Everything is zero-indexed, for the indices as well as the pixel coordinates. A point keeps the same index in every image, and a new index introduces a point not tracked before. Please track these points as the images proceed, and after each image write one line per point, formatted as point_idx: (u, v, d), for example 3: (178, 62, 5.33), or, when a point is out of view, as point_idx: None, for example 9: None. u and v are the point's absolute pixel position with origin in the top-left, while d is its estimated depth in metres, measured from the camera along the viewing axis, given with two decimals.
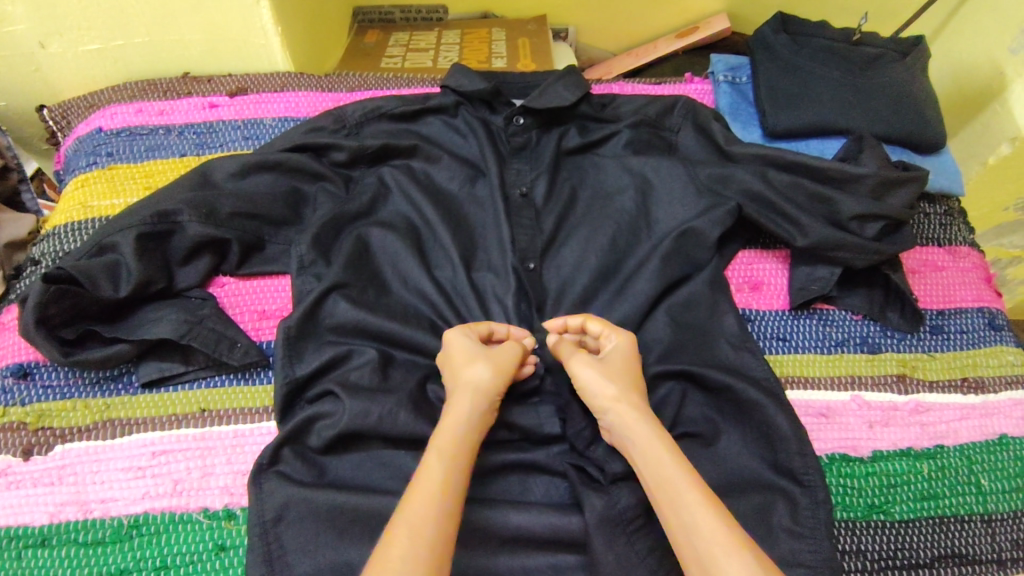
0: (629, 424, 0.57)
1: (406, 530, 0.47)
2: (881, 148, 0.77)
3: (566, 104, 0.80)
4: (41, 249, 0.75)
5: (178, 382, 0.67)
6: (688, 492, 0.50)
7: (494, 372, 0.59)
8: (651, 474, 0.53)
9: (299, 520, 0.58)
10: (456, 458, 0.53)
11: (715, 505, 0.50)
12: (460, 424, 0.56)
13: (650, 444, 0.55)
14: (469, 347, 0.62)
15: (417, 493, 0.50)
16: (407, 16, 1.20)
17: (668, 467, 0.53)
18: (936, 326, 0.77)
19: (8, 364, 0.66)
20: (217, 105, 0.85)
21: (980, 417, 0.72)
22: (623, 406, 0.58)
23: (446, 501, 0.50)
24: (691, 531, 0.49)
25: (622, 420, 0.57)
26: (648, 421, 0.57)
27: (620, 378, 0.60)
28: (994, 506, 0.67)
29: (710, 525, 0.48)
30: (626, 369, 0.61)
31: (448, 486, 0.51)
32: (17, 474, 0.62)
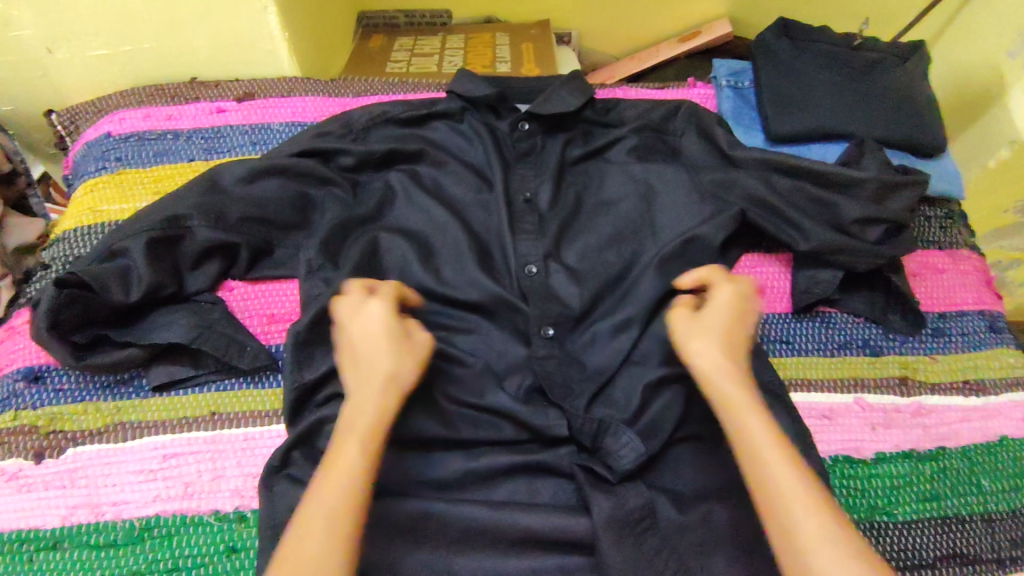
0: (728, 394, 0.55)
1: (319, 529, 0.47)
2: (882, 152, 0.78)
3: (570, 109, 0.81)
4: (51, 254, 0.76)
5: (188, 385, 0.67)
6: (784, 475, 0.49)
7: (396, 362, 0.56)
8: (750, 450, 0.51)
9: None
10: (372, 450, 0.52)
11: (814, 489, 0.48)
12: (377, 411, 0.54)
13: (749, 419, 0.53)
14: (385, 327, 0.58)
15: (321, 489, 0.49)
16: (411, 20, 1.21)
17: (766, 447, 0.51)
18: (938, 329, 0.78)
19: (20, 368, 0.67)
20: (225, 110, 0.85)
21: (981, 419, 0.73)
22: (723, 374, 0.56)
23: (356, 496, 0.49)
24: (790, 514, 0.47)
25: (723, 386, 0.55)
26: (745, 392, 0.54)
27: (728, 339, 0.58)
28: (995, 507, 0.68)
29: (808, 511, 0.47)
30: (729, 324, 0.59)
31: (363, 481, 0.50)
32: (29, 477, 0.62)
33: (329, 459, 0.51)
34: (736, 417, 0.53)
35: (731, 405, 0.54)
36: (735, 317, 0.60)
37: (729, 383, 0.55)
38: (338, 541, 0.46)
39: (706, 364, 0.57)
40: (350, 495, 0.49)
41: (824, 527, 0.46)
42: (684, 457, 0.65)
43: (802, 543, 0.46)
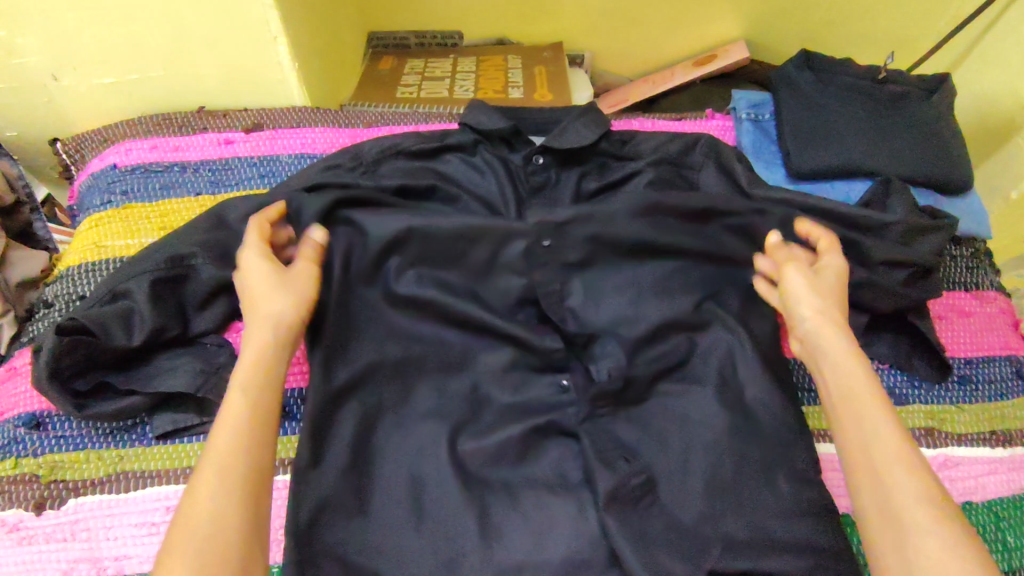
0: (835, 346, 0.55)
1: (210, 488, 0.45)
2: (908, 193, 0.75)
3: (586, 142, 0.79)
4: (54, 291, 0.74)
5: (192, 433, 0.65)
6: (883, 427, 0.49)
7: (291, 304, 0.58)
8: (841, 395, 0.52)
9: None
10: (260, 396, 0.51)
11: (909, 444, 0.48)
12: (257, 356, 0.54)
13: (851, 371, 0.53)
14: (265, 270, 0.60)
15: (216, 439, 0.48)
16: (422, 42, 1.19)
17: (864, 398, 0.51)
18: (963, 376, 0.75)
19: (21, 413, 0.65)
20: (233, 141, 0.83)
21: (1008, 471, 0.70)
22: (830, 333, 0.56)
23: (240, 450, 0.48)
24: (878, 458, 0.48)
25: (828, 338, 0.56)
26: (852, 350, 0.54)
27: (832, 295, 0.59)
28: (1021, 566, 0.66)
29: (898, 459, 0.47)
30: (835, 292, 0.60)
31: (243, 439, 0.48)
32: (29, 529, 0.61)
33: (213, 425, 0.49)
34: (839, 370, 0.54)
35: (834, 356, 0.55)
36: (839, 283, 0.62)
37: (841, 342, 0.55)
38: (231, 492, 0.45)
39: (809, 319, 0.58)
40: (241, 450, 0.48)
41: (914, 472, 0.47)
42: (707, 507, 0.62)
43: (889, 485, 0.47)
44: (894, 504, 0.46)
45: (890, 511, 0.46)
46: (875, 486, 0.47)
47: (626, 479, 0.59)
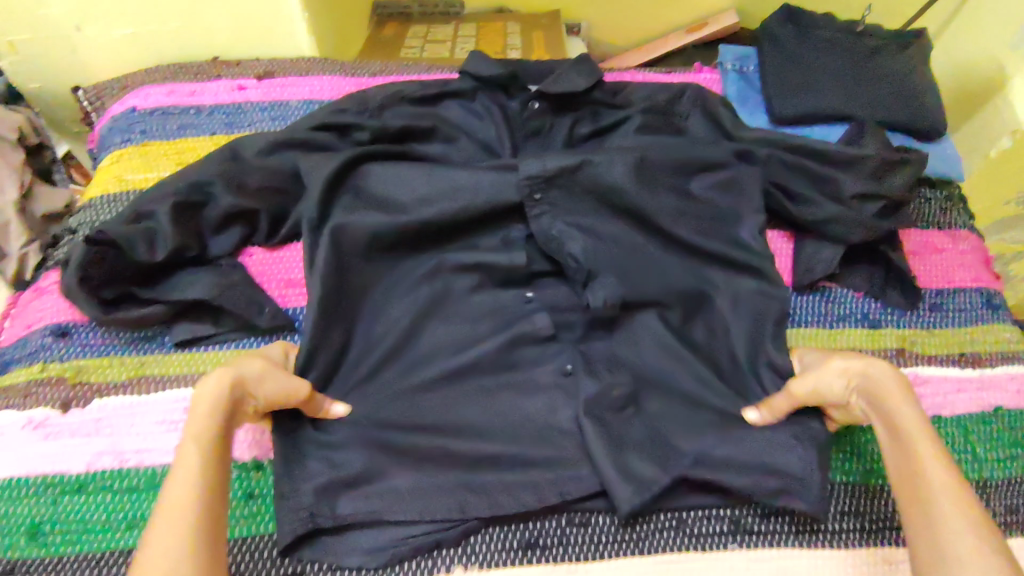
0: (891, 402, 0.57)
1: (163, 537, 0.45)
2: (881, 133, 0.80)
3: (579, 89, 0.84)
4: (78, 220, 0.79)
5: (209, 342, 0.70)
6: (931, 474, 0.51)
7: (262, 366, 0.57)
8: (903, 456, 0.54)
9: (320, 464, 0.62)
10: (211, 449, 0.51)
11: (961, 495, 0.50)
12: (211, 408, 0.52)
13: (906, 426, 0.55)
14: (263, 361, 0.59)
15: (170, 490, 0.48)
16: (424, 10, 1.24)
17: (919, 450, 0.53)
18: (935, 304, 0.80)
19: (50, 324, 0.70)
20: (245, 87, 0.88)
21: (976, 389, 0.74)
22: (881, 374, 0.58)
23: (199, 500, 0.48)
24: (931, 509, 0.50)
25: (887, 397, 0.57)
26: (901, 393, 0.57)
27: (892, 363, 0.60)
28: (987, 473, 0.70)
29: (950, 509, 0.49)
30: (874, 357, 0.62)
31: (205, 486, 0.49)
32: (56, 425, 0.65)
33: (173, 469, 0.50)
34: (895, 426, 0.56)
35: (891, 416, 0.56)
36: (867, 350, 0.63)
37: (896, 400, 0.56)
38: (185, 549, 0.45)
39: (869, 378, 0.59)
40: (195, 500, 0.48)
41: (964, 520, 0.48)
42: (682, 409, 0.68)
43: (942, 531, 0.48)
44: (944, 548, 0.48)
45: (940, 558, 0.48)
46: (926, 532, 0.49)
47: (607, 389, 0.66)
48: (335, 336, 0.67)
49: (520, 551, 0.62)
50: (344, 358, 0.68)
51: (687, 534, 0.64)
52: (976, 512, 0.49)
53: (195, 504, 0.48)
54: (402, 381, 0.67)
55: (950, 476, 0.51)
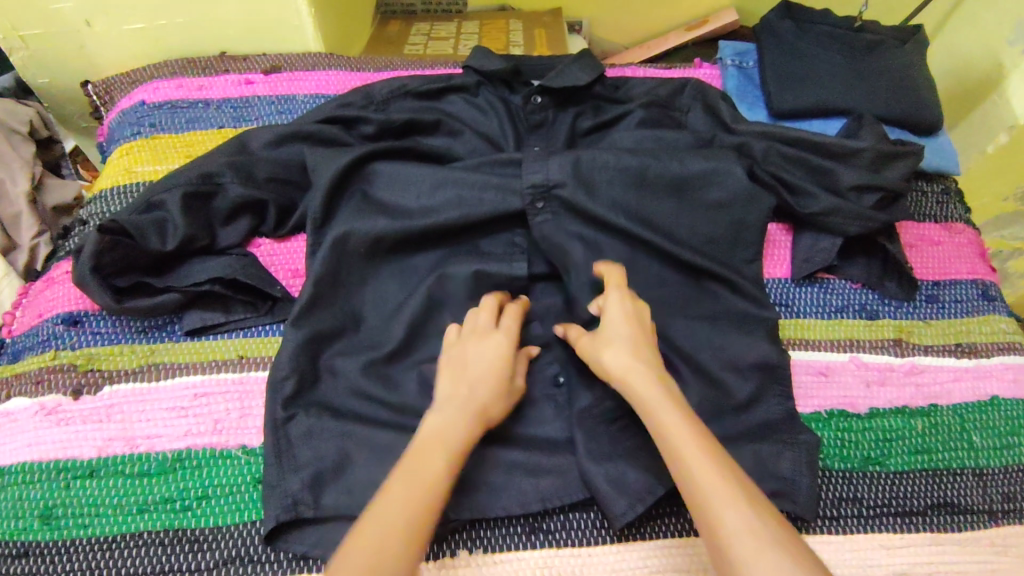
0: (659, 419, 0.53)
1: (394, 513, 0.47)
2: (879, 125, 0.81)
3: (580, 84, 0.85)
4: (88, 211, 0.80)
5: (218, 331, 0.71)
6: (721, 494, 0.47)
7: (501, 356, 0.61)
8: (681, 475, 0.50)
9: (325, 443, 0.63)
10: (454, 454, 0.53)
11: (765, 519, 0.46)
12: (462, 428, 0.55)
13: (683, 445, 0.51)
14: (497, 365, 0.60)
15: (390, 489, 0.49)
16: (428, 8, 1.26)
17: (700, 469, 0.49)
18: (932, 296, 0.81)
19: (59, 313, 0.71)
20: (253, 81, 0.90)
21: (973, 379, 0.76)
22: (647, 390, 0.55)
23: (433, 490, 0.50)
24: (729, 533, 0.45)
25: (660, 412, 0.53)
26: (675, 406, 0.54)
27: (651, 372, 0.57)
28: (984, 461, 0.71)
29: (738, 535, 0.45)
30: (634, 341, 0.59)
31: (440, 478, 0.51)
32: (68, 411, 0.66)
33: (411, 457, 0.52)
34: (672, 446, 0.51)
35: (669, 434, 0.52)
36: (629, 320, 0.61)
37: (670, 416, 0.53)
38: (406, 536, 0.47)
39: (631, 385, 0.56)
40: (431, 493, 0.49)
41: (763, 544, 0.44)
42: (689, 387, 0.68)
43: (739, 557, 0.44)
44: (715, 529, 0.46)
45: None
46: (728, 556, 0.45)
47: (598, 402, 0.64)
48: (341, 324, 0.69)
49: (526, 535, 0.63)
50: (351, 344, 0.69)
51: (689, 520, 0.64)
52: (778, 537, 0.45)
53: (422, 500, 0.49)
54: (408, 366, 0.68)
55: (707, 466, 0.49)
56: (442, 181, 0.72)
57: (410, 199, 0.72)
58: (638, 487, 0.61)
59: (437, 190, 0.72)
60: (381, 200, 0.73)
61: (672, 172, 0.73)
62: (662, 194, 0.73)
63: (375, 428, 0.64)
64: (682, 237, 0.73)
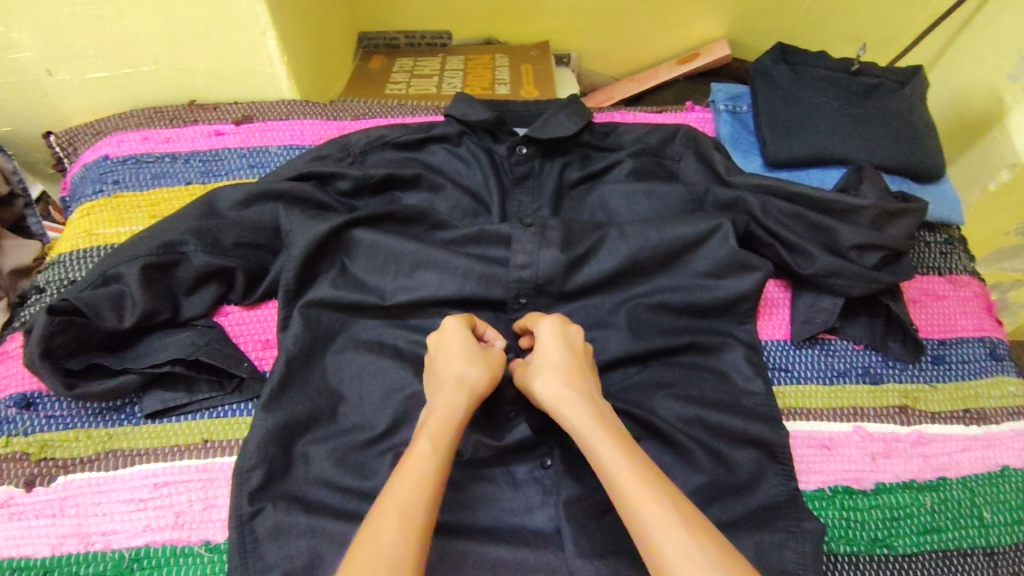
0: (571, 417, 0.55)
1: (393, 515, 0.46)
2: (880, 179, 0.78)
3: (568, 133, 0.81)
4: (46, 277, 0.76)
5: (182, 412, 0.67)
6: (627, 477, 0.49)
7: (462, 327, 0.63)
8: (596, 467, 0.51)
9: (297, 541, 0.58)
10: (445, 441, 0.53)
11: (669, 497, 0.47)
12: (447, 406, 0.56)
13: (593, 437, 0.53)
14: (462, 341, 0.62)
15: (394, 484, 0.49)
16: (411, 41, 1.22)
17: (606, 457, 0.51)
18: (938, 356, 0.77)
19: (12, 394, 0.67)
20: (223, 132, 0.86)
21: (983, 448, 0.72)
22: (576, 415, 0.55)
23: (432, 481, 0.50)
24: (639, 514, 0.47)
25: (571, 414, 0.55)
26: (596, 421, 0.54)
27: (565, 371, 0.59)
28: (996, 538, 0.67)
29: (648, 511, 0.46)
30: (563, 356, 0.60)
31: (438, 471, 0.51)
32: (20, 505, 0.62)
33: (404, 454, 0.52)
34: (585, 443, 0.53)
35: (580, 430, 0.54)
36: (565, 341, 0.61)
37: (581, 412, 0.55)
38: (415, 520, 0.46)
39: (551, 398, 0.57)
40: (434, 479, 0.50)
41: (668, 517, 0.46)
42: (684, 470, 0.65)
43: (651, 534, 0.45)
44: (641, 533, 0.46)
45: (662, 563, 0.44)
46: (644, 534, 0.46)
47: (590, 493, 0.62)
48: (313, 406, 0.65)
49: None
50: (326, 426, 0.65)
51: None
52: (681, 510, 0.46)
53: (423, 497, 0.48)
54: (385, 450, 0.64)
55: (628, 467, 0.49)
56: (422, 262, 0.70)
57: (388, 279, 0.70)
58: None
59: (416, 272, 0.70)
60: (362, 277, 0.71)
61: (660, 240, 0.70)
62: (651, 271, 0.72)
63: (349, 522, 0.59)
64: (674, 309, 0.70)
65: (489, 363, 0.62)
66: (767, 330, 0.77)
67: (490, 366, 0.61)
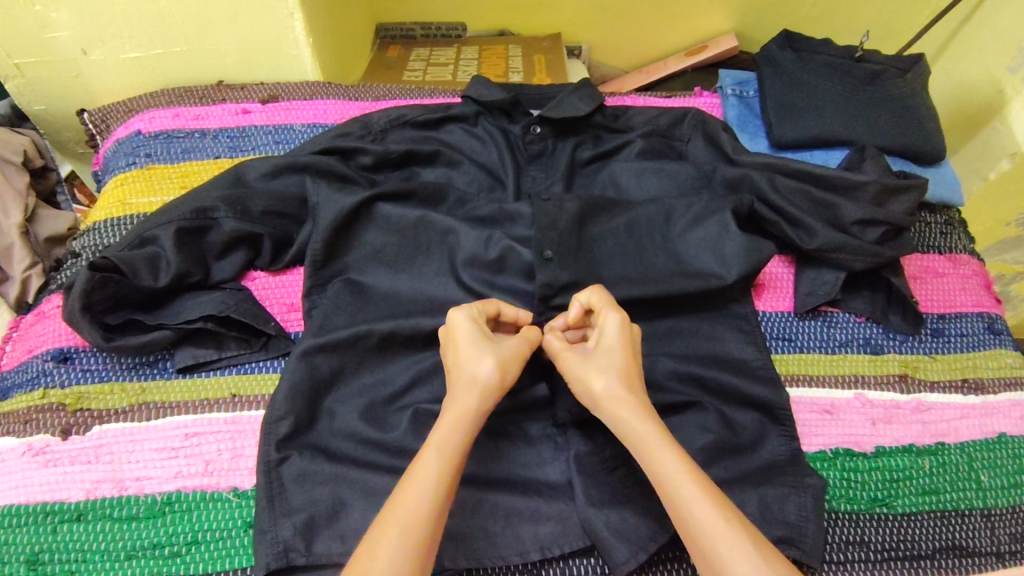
0: (628, 427, 0.56)
1: (393, 530, 0.48)
2: (882, 158, 0.81)
3: (581, 114, 0.84)
4: (82, 243, 0.79)
5: (212, 368, 0.70)
6: (692, 493, 0.51)
7: (474, 320, 0.62)
8: (654, 471, 0.53)
9: (319, 487, 0.61)
10: (452, 457, 0.53)
11: (729, 513, 0.50)
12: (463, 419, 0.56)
13: (657, 448, 0.54)
14: (477, 335, 0.60)
15: (407, 493, 0.51)
16: (427, 33, 1.25)
17: (669, 467, 0.53)
18: (937, 329, 0.80)
19: (50, 349, 0.70)
20: (250, 111, 0.90)
21: (980, 416, 0.74)
22: (636, 420, 0.56)
23: (437, 500, 0.51)
24: (703, 529, 0.49)
25: (630, 421, 0.56)
26: (656, 432, 0.55)
27: (610, 375, 0.58)
28: (993, 501, 0.69)
29: (712, 522, 0.49)
30: (619, 358, 0.60)
31: (443, 489, 0.51)
32: (56, 452, 0.65)
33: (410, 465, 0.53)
34: (643, 448, 0.55)
35: (637, 437, 0.55)
36: (623, 342, 0.60)
37: (637, 420, 0.56)
38: (410, 544, 0.48)
39: (607, 399, 0.57)
40: (434, 496, 0.51)
41: (733, 534, 0.48)
42: (692, 428, 0.66)
43: (718, 550, 0.48)
44: (705, 542, 0.49)
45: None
46: (703, 548, 0.49)
47: (600, 448, 0.65)
48: (336, 365, 0.67)
49: None
50: (347, 385, 0.67)
51: (692, 565, 0.63)
52: (742, 527, 0.49)
53: (427, 516, 0.50)
54: (404, 407, 0.67)
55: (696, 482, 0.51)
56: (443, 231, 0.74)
57: (408, 249, 0.74)
58: (641, 533, 0.60)
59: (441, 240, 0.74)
60: (382, 247, 0.74)
61: (658, 222, 0.76)
62: (660, 244, 0.75)
63: (370, 470, 0.62)
64: (685, 279, 0.73)
65: (507, 363, 0.60)
66: (769, 301, 0.80)
67: (503, 363, 0.59)
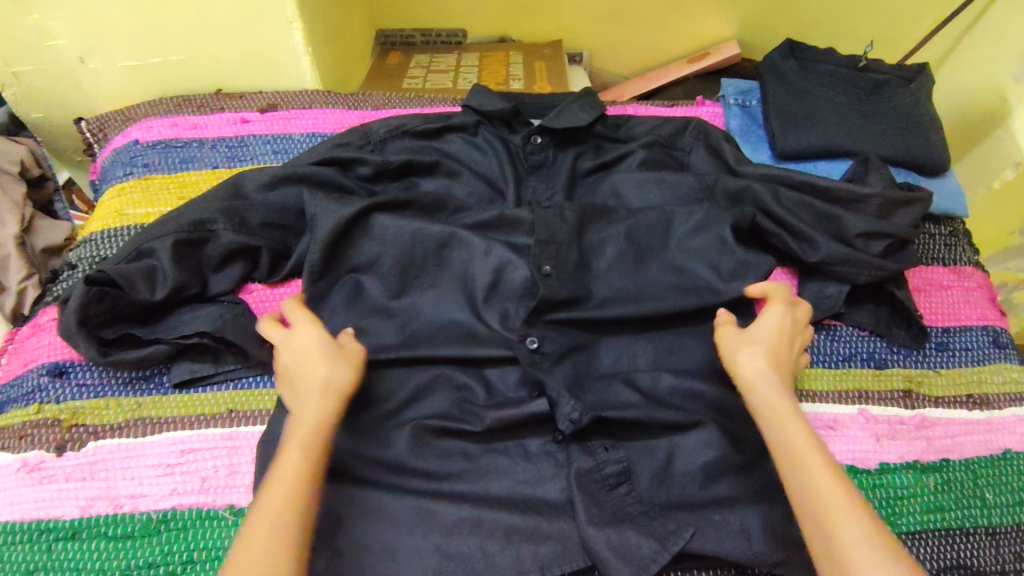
0: (770, 404, 0.56)
1: (261, 529, 0.48)
2: (886, 170, 0.80)
3: (582, 124, 0.83)
4: (78, 255, 0.79)
5: (209, 382, 0.70)
6: (824, 479, 0.50)
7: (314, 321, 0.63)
8: (787, 449, 0.53)
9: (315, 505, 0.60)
10: (311, 453, 0.54)
11: (861, 508, 0.49)
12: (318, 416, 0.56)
13: (794, 431, 0.54)
14: (317, 336, 0.61)
15: (269, 491, 0.51)
16: (427, 39, 1.25)
17: (805, 451, 0.53)
18: (942, 343, 0.79)
19: (45, 363, 0.70)
20: (249, 120, 0.89)
21: (985, 432, 0.73)
22: (778, 401, 0.56)
23: (299, 493, 0.51)
24: (834, 516, 0.49)
25: (769, 399, 0.57)
26: (798, 418, 0.55)
27: (764, 353, 0.60)
28: (999, 519, 0.68)
29: (843, 512, 0.49)
30: (775, 344, 0.61)
31: (306, 484, 0.52)
32: (50, 468, 0.64)
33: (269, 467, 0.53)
34: (780, 424, 0.55)
35: (775, 415, 0.56)
36: (780, 332, 0.62)
37: (781, 401, 0.56)
38: (278, 541, 0.48)
39: (753, 374, 0.59)
40: (295, 492, 0.51)
41: (856, 524, 0.48)
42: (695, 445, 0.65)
43: (835, 530, 0.48)
44: (831, 530, 0.48)
45: (833, 545, 0.48)
46: (817, 514, 0.49)
47: (601, 466, 0.64)
48: None
49: None
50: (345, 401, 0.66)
51: None
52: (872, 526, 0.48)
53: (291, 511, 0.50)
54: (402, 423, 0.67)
55: (831, 471, 0.51)
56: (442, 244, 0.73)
57: (406, 262, 0.73)
58: (642, 553, 0.59)
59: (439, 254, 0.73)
60: (381, 259, 0.73)
61: (660, 235, 0.75)
62: (662, 258, 0.74)
63: (368, 488, 0.62)
64: (687, 293, 0.72)
65: (355, 363, 0.61)
66: None
67: (343, 360, 0.61)
